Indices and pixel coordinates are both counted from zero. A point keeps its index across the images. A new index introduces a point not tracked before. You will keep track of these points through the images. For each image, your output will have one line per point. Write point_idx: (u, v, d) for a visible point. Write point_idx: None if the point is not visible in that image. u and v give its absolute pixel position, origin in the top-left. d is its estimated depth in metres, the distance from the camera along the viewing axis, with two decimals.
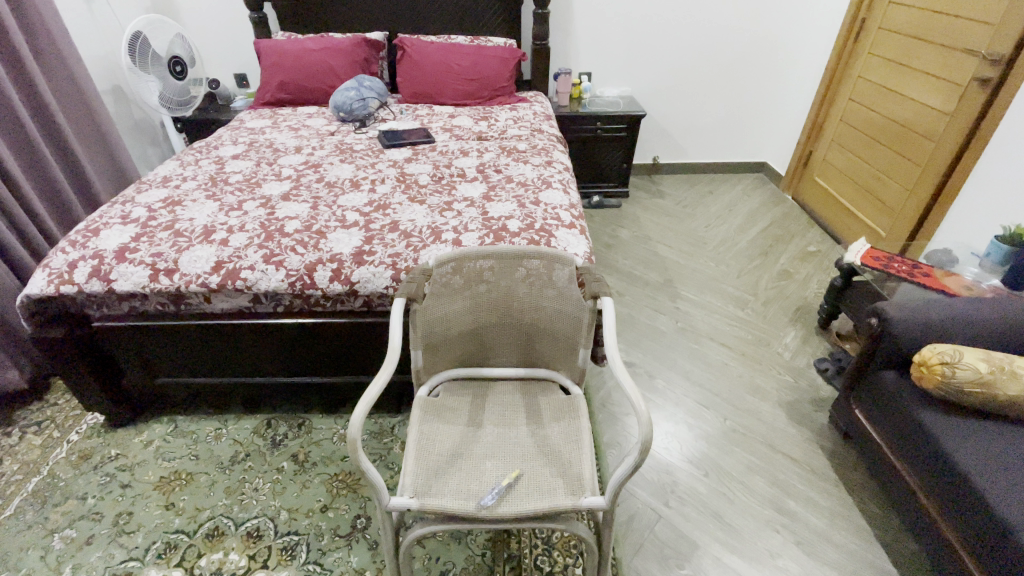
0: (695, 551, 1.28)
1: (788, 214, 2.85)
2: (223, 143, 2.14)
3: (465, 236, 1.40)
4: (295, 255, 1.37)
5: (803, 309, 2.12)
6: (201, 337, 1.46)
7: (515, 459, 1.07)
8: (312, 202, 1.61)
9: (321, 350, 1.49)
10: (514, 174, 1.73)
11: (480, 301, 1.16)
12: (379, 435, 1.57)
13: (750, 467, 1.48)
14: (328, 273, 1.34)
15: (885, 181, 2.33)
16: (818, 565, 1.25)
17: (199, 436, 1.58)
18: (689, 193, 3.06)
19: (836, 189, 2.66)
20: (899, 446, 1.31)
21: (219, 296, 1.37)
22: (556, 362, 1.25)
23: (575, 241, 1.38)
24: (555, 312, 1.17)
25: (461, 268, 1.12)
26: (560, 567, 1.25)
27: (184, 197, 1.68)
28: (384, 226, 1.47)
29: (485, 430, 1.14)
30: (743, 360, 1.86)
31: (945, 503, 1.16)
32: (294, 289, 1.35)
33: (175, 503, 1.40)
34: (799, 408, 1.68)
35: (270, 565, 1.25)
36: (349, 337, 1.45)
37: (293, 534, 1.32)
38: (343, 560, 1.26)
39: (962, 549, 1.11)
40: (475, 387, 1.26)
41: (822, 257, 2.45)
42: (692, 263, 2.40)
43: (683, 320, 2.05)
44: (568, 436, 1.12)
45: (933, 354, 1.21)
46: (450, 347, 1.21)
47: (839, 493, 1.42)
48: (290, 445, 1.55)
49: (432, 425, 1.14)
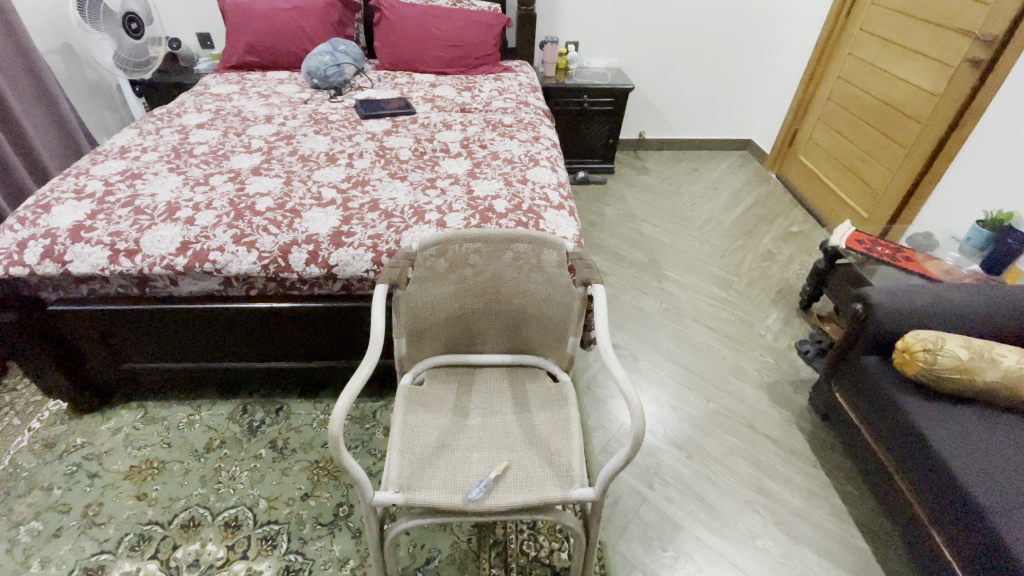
0: (678, 533, 1.30)
1: (772, 192, 2.84)
2: (186, 110, 1.99)
3: (450, 216, 1.33)
4: (268, 236, 1.29)
5: (785, 290, 2.13)
6: (169, 322, 1.38)
7: (503, 449, 1.05)
8: (285, 177, 1.52)
9: (299, 334, 1.42)
10: (500, 150, 1.65)
11: (466, 286, 1.12)
12: (360, 421, 1.53)
13: (732, 449, 1.50)
14: (304, 255, 1.26)
15: (870, 162, 2.32)
16: (796, 544, 1.27)
17: (171, 422, 1.52)
18: (675, 170, 3.02)
19: (820, 168, 2.66)
20: (876, 429, 1.33)
21: (187, 279, 1.29)
22: (544, 349, 1.21)
23: (564, 223, 1.32)
24: (544, 298, 1.13)
25: (446, 253, 1.07)
26: (547, 551, 1.25)
27: (145, 169, 1.57)
28: (363, 204, 1.39)
29: (472, 419, 1.11)
30: (726, 342, 1.87)
31: (921, 486, 1.19)
32: (267, 273, 1.27)
33: (147, 493, 1.35)
34: (779, 389, 1.70)
35: (250, 555, 1.22)
36: (328, 321, 1.39)
37: (273, 523, 1.28)
38: (326, 548, 1.23)
39: (935, 529, 1.15)
40: (460, 374, 1.22)
41: (804, 238, 2.46)
42: (677, 243, 2.38)
43: (668, 301, 2.04)
44: (556, 425, 1.10)
45: (915, 340, 1.23)
46: (435, 335, 1.17)
47: (817, 473, 1.45)
48: (268, 431, 1.50)
49: (417, 415, 1.10)
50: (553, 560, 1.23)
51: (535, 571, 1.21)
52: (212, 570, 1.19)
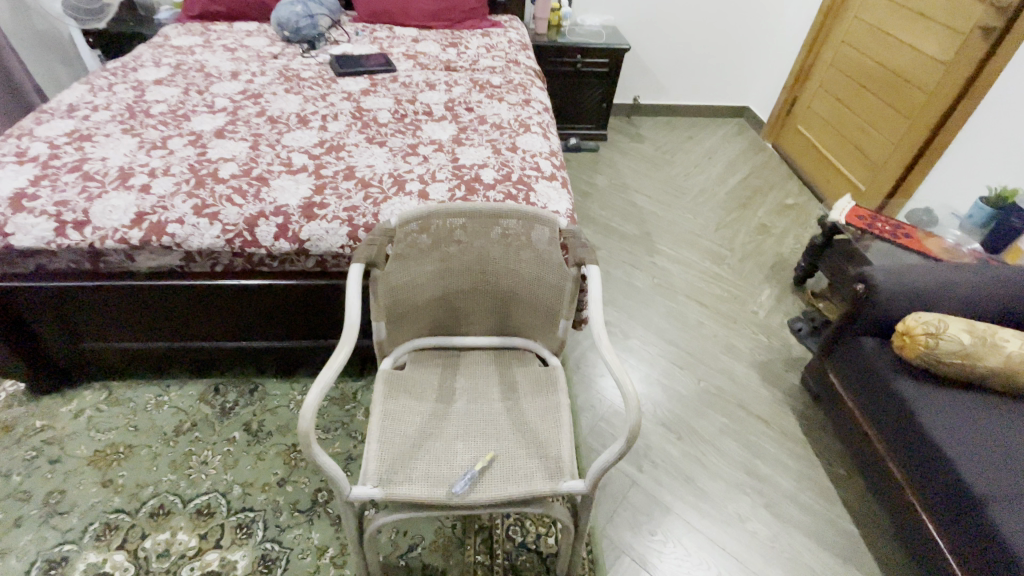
0: (667, 516, 1.27)
1: (768, 162, 2.76)
2: (143, 63, 1.81)
3: (432, 187, 1.23)
4: (232, 207, 1.18)
5: (779, 265, 2.08)
6: (128, 300, 1.28)
7: (490, 438, 0.99)
8: (251, 140, 1.39)
9: (271, 313, 1.33)
10: (488, 114, 1.53)
11: (450, 265, 1.04)
12: (340, 401, 1.46)
13: (722, 430, 1.47)
14: (272, 229, 1.16)
15: (870, 134, 2.25)
16: (784, 527, 1.26)
17: (137, 404, 1.43)
18: (670, 138, 2.91)
19: (818, 138, 2.57)
20: (870, 412, 1.30)
21: (144, 254, 1.18)
22: (532, 332, 1.14)
23: (557, 195, 1.23)
24: (534, 278, 1.05)
25: (429, 228, 0.99)
26: (534, 537, 1.22)
27: (95, 131, 1.42)
28: (337, 172, 1.28)
29: (457, 406, 1.05)
30: (718, 319, 1.82)
31: (914, 471, 1.17)
32: (233, 248, 1.17)
33: (113, 479, 1.27)
34: (771, 367, 1.67)
35: (224, 545, 1.17)
36: (303, 300, 1.30)
37: (248, 510, 1.22)
38: (304, 536, 1.18)
39: (926, 515, 1.14)
40: (444, 357, 1.15)
41: (799, 211, 2.40)
42: (670, 215, 2.30)
43: (660, 277, 1.97)
44: (545, 412, 1.03)
45: (917, 323, 1.19)
46: (416, 317, 1.09)
47: (807, 454, 1.43)
48: (242, 413, 1.42)
49: (397, 402, 1.03)
50: (539, 546, 1.20)
51: (521, 557, 1.18)
52: (184, 560, 1.14)
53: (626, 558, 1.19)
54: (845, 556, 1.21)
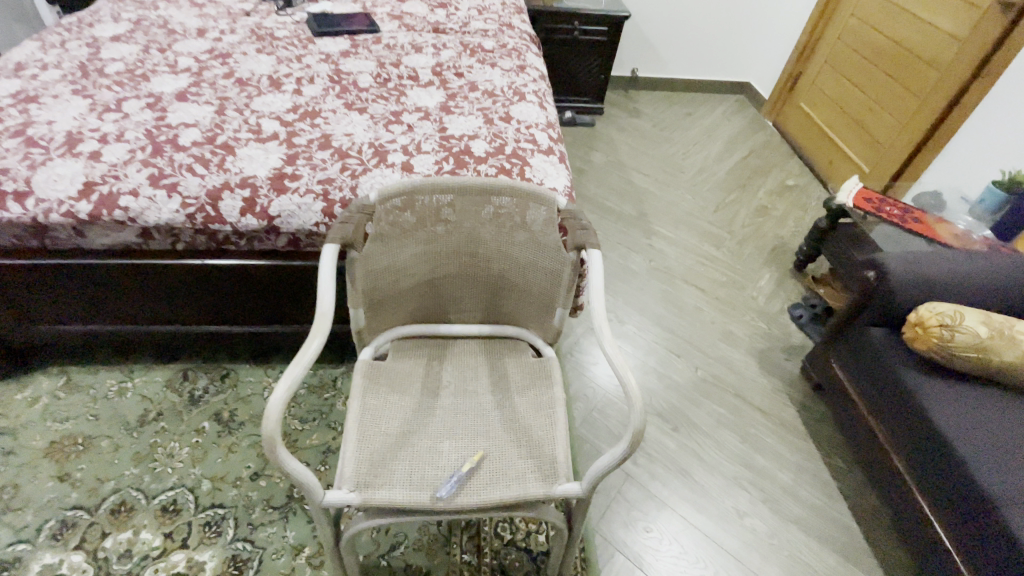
0: (663, 512, 1.22)
1: (769, 141, 2.66)
2: (99, 18, 1.65)
3: (417, 159, 1.11)
4: (193, 178, 1.06)
5: (779, 249, 2.00)
6: (81, 280, 1.16)
7: (478, 436, 0.91)
8: (217, 104, 1.25)
9: (241, 295, 1.23)
10: (479, 81, 1.41)
11: (436, 246, 0.95)
12: (319, 390, 1.37)
13: (720, 420, 1.41)
14: (237, 203, 1.04)
15: (877, 113, 2.16)
16: (783, 523, 1.21)
17: (98, 392, 1.33)
18: (668, 114, 2.79)
19: (821, 117, 2.48)
20: (875, 405, 1.25)
21: (96, 229, 1.07)
22: (525, 320, 1.05)
23: (554, 171, 1.13)
24: (529, 263, 0.96)
25: (413, 205, 0.90)
26: (523, 534, 1.16)
27: (42, 91, 1.28)
28: (312, 140, 1.16)
29: (443, 400, 0.96)
30: (716, 305, 1.75)
31: (922, 468, 1.12)
32: (194, 225, 1.05)
33: (72, 473, 1.18)
34: (770, 355, 1.61)
35: (191, 544, 1.09)
36: (275, 282, 1.19)
37: (217, 507, 1.14)
38: (278, 535, 1.11)
39: (933, 514, 1.09)
40: (429, 346, 1.05)
41: (800, 192, 2.32)
42: (668, 195, 2.21)
43: (657, 260, 1.89)
44: (538, 407, 0.95)
45: (931, 314, 1.13)
46: (399, 303, 0.99)
47: (807, 446, 1.37)
48: (212, 402, 1.33)
49: (377, 396, 0.94)
50: (529, 544, 1.14)
51: (510, 556, 1.12)
52: (147, 561, 1.06)
53: (620, 556, 1.14)
54: (846, 554, 1.17)
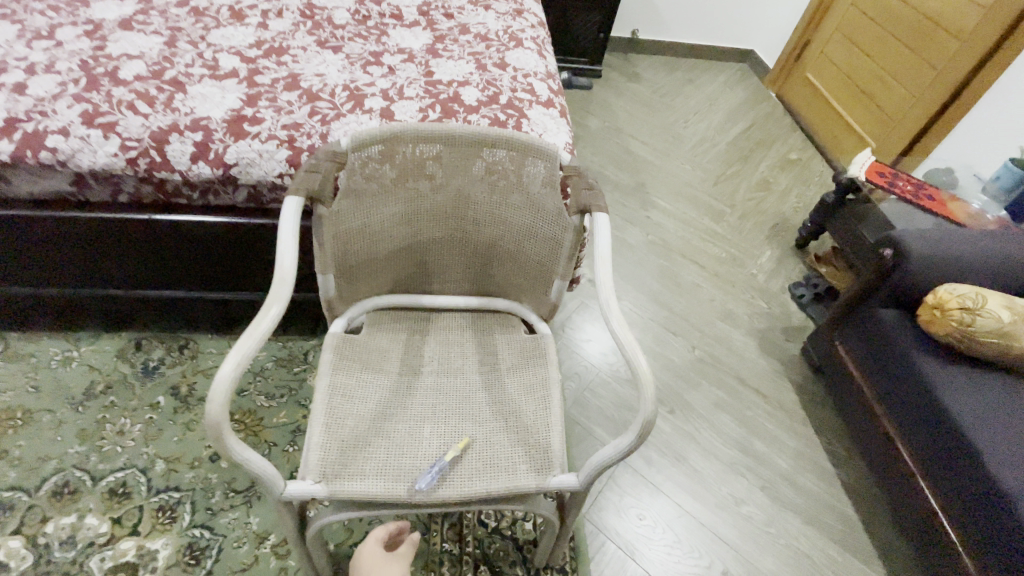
0: (657, 498, 1.15)
1: (771, 113, 2.55)
2: None
3: (398, 105, 0.97)
4: (134, 117, 0.91)
5: (781, 225, 1.92)
6: (9, 234, 1.01)
7: (463, 420, 0.81)
8: (167, 35, 1.09)
9: (196, 256, 1.09)
10: (470, 23, 1.25)
11: (419, 205, 0.83)
12: (288, 363, 1.25)
13: (718, 403, 1.34)
14: (187, 148, 0.90)
15: (888, 85, 2.06)
16: (781, 511, 1.16)
17: (39, 361, 1.19)
18: (668, 80, 2.65)
19: (828, 88, 2.36)
20: (883, 390, 1.18)
21: (20, 174, 0.91)
22: (518, 292, 0.94)
23: (554, 125, 1.00)
24: (525, 229, 0.85)
25: (393, 157, 0.78)
26: (509, 522, 1.08)
27: None
28: (277, 80, 1.01)
29: (423, 379, 0.86)
30: (715, 282, 1.66)
31: (930, 457, 1.06)
32: (137, 172, 0.92)
33: (7, 452, 1.05)
34: (770, 336, 1.53)
35: (143, 531, 0.98)
36: (235, 242, 1.06)
37: (173, 490, 1.03)
38: (240, 521, 1.01)
39: (942, 511, 1.03)
40: (410, 319, 0.94)
41: (803, 167, 2.22)
42: (667, 165, 2.09)
43: (654, 233, 1.79)
44: (531, 389, 0.85)
45: (951, 296, 1.06)
46: (376, 270, 0.87)
47: (806, 432, 1.31)
48: (169, 374, 1.20)
49: (349, 374, 0.82)
50: (515, 532, 1.07)
51: (494, 544, 1.05)
52: (93, 549, 0.96)
53: (612, 545, 1.07)
54: (844, 544, 1.12)
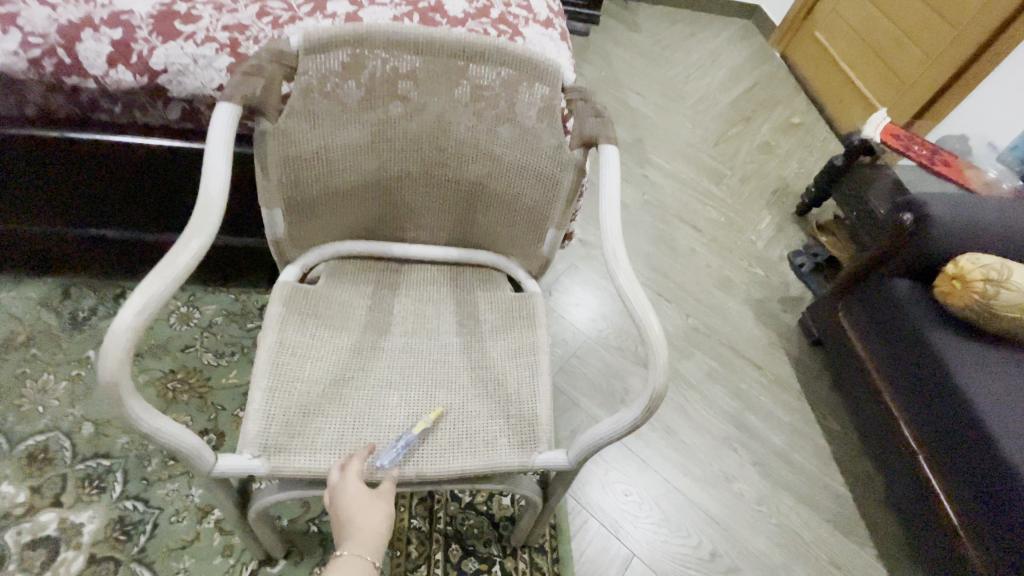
0: (644, 474, 1.07)
1: (775, 73, 2.41)
2: None
3: (368, 11, 0.82)
4: (38, 7, 0.76)
5: (782, 191, 1.81)
6: None
7: (435, 386, 0.70)
8: None
9: (127, 187, 0.93)
10: None
11: (388, 131, 0.68)
12: (241, 318, 1.11)
13: (711, 374, 1.26)
14: (104, 49, 0.76)
15: (902, 45, 1.93)
16: (773, 489, 1.10)
17: None
18: (670, 32, 2.47)
19: (836, 48, 2.21)
20: (888, 366, 1.11)
21: None
22: (504, 244, 0.81)
23: (552, 47, 0.86)
24: (516, 166, 0.71)
25: (359, 72, 0.64)
26: (484, 497, 0.99)
27: None
28: None
29: (391, 339, 0.73)
30: (713, 247, 1.56)
31: (934, 437, 0.99)
32: (42, 76, 0.76)
33: None
34: (767, 306, 1.45)
35: (66, 502, 0.86)
36: (172, 171, 0.91)
37: (103, 456, 0.91)
38: (181, 493, 0.89)
39: (946, 497, 0.96)
40: (377, 270, 0.81)
41: (806, 131, 2.11)
42: (666, 121, 1.95)
43: (650, 193, 1.67)
44: (516, 354, 0.74)
45: (974, 267, 0.97)
46: (335, 209, 0.73)
47: (801, 407, 1.25)
48: (102, 326, 1.06)
49: (302, 329, 0.70)
50: (491, 508, 0.98)
51: (468, 521, 0.96)
52: (7, 521, 0.83)
53: (595, 522, 1.00)
54: (836, 524, 1.07)
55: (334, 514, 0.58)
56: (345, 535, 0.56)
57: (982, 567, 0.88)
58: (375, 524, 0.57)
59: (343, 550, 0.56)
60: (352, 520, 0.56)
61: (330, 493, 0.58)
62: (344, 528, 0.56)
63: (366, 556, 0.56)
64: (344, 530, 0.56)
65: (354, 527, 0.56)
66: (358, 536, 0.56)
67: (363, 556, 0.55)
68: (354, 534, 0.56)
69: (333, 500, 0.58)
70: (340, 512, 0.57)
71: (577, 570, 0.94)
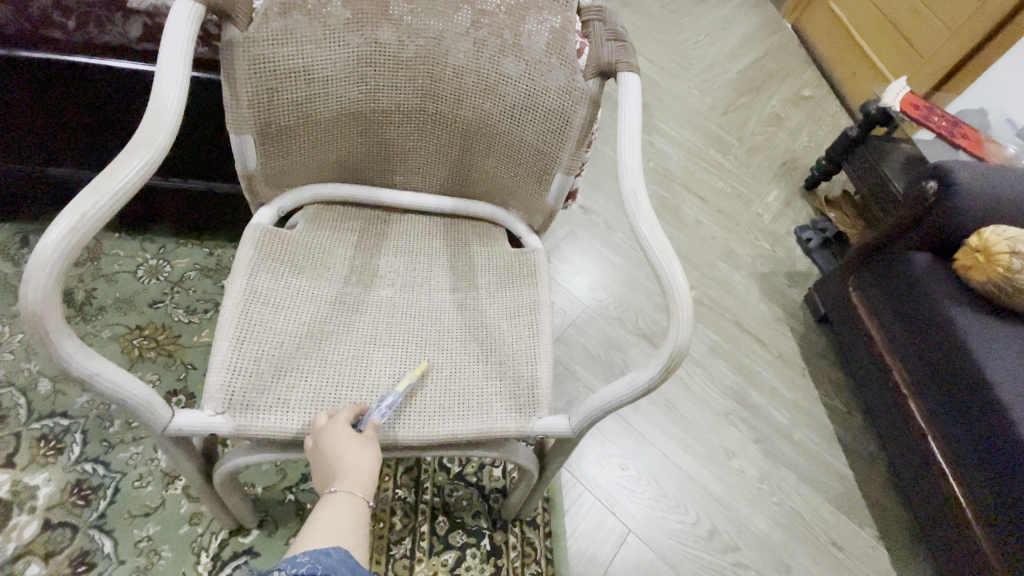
0: (642, 448, 1.02)
1: (786, 43, 2.31)
2: None
3: None
4: None
5: (790, 164, 1.74)
6: None
7: (425, 345, 0.63)
8: None
9: (86, 120, 0.85)
10: None
11: (377, 55, 0.60)
12: (216, 274, 1.03)
13: (713, 348, 1.21)
14: None
15: (921, 15, 1.84)
16: (774, 466, 1.06)
17: None
18: None
19: (850, 16, 2.11)
20: (899, 342, 1.06)
21: None
22: (504, 194, 0.74)
23: None
24: (521, 103, 0.63)
25: None
26: (475, 467, 0.94)
27: None
28: None
29: (378, 291, 0.66)
30: (719, 219, 1.50)
31: (945, 416, 0.95)
32: None
33: None
34: (773, 281, 1.39)
35: (17, 464, 0.79)
36: (137, 103, 0.83)
37: (60, 416, 0.84)
38: (145, 457, 0.83)
39: (955, 478, 0.92)
40: (364, 217, 0.74)
41: (816, 104, 2.03)
42: (673, 88, 1.86)
43: (656, 161, 1.59)
44: (515, 313, 0.67)
45: (999, 238, 0.92)
46: (316, 145, 0.65)
47: (804, 384, 1.20)
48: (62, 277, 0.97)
49: (278, 275, 0.62)
50: (481, 480, 0.93)
51: (456, 493, 0.91)
52: None
53: (589, 497, 0.95)
54: (838, 504, 1.04)
55: (318, 458, 0.51)
56: (333, 477, 0.50)
57: (990, 549, 0.85)
58: (368, 464, 0.51)
59: (331, 491, 0.49)
60: (343, 458, 0.50)
61: (314, 439, 0.52)
62: (332, 469, 0.50)
63: (360, 495, 0.49)
64: (332, 471, 0.50)
65: (346, 465, 0.50)
66: (351, 474, 0.49)
67: (356, 495, 0.49)
68: (346, 473, 0.49)
69: (317, 443, 0.51)
70: (327, 451, 0.50)
71: (570, 546, 0.89)
